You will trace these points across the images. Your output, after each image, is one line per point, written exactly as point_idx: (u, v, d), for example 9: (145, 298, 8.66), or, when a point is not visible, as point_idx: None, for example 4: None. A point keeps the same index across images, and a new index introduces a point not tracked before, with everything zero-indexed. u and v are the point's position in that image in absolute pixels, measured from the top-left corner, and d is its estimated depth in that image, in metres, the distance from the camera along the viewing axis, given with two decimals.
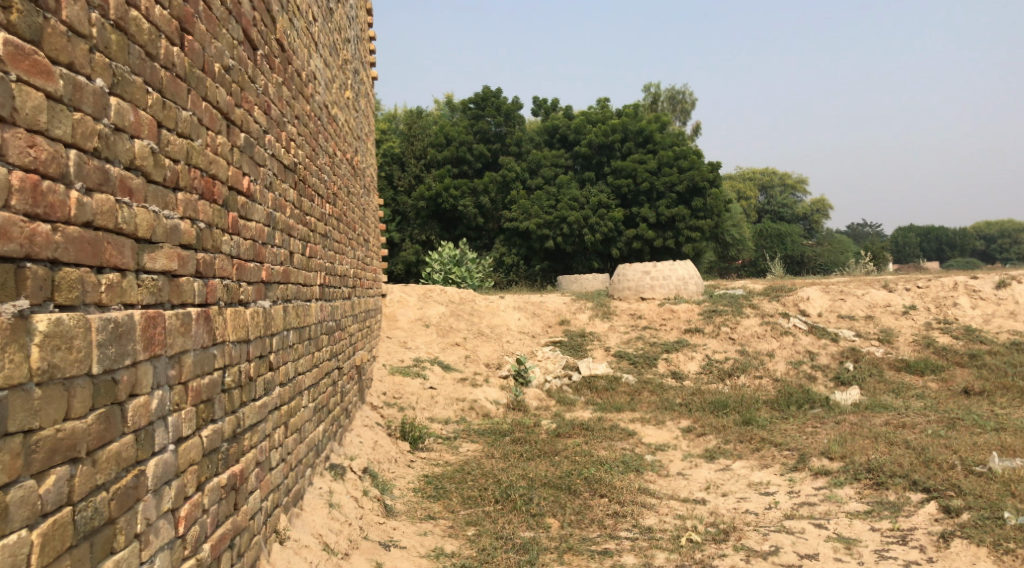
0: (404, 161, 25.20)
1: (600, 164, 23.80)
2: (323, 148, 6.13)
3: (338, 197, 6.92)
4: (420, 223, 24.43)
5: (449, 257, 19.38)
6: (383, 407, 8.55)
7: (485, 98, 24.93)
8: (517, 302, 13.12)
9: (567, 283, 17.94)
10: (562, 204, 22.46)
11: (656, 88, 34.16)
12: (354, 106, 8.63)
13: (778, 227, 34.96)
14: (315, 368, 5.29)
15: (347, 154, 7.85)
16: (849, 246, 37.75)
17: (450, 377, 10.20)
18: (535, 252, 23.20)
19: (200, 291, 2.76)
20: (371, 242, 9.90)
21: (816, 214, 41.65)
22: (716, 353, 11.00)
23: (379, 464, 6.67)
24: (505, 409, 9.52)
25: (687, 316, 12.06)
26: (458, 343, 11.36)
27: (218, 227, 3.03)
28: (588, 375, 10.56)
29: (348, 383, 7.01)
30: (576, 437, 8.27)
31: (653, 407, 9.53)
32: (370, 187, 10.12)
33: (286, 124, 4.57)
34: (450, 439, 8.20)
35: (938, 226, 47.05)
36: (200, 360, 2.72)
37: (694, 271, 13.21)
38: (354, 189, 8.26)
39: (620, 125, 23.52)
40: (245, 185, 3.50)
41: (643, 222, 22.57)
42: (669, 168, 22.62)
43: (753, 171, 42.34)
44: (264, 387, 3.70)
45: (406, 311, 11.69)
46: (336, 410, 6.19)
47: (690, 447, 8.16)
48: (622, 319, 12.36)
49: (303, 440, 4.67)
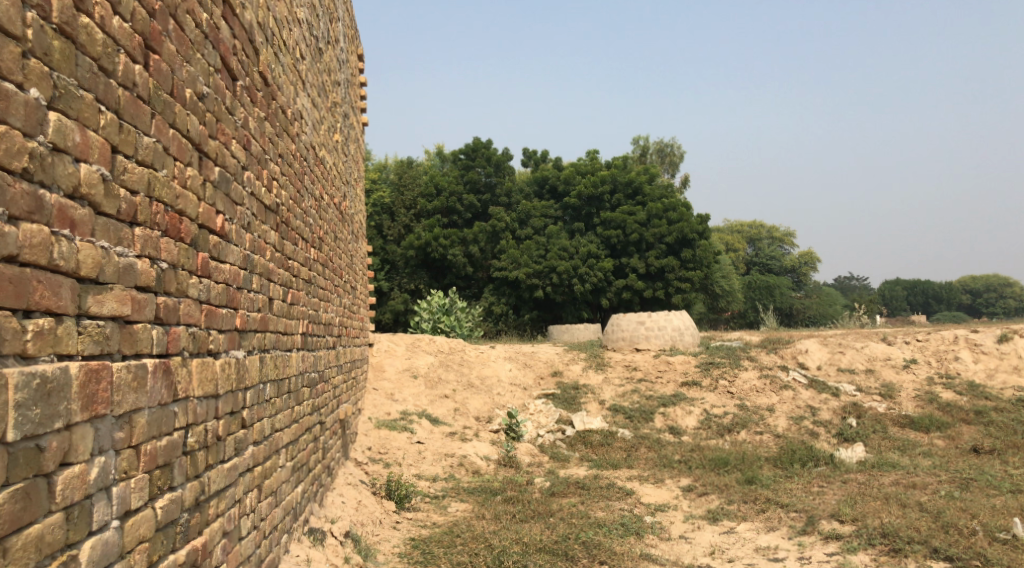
0: (394, 211, 25.07)
1: (590, 215, 23.75)
2: (309, 190, 5.86)
3: (324, 242, 6.62)
4: (409, 272, 24.13)
5: (437, 306, 19.10)
6: (368, 463, 8.09)
7: (476, 149, 24.98)
8: (507, 352, 12.76)
9: (559, 333, 17.60)
10: (551, 254, 22.29)
11: (645, 141, 34.48)
12: (343, 150, 8.42)
13: (768, 279, 34.90)
14: (295, 424, 4.88)
15: (335, 198, 7.60)
16: (838, 299, 37.78)
17: (438, 431, 9.76)
18: (526, 302, 22.93)
19: (159, 340, 2.43)
20: (359, 289, 9.57)
21: (805, 267, 41.71)
22: (715, 407, 10.62)
23: (362, 526, 6.20)
24: (496, 465, 9.09)
25: (683, 368, 11.72)
26: (447, 395, 10.95)
27: (184, 268, 2.73)
28: (582, 429, 10.15)
29: (331, 439, 6.59)
30: (571, 496, 7.84)
31: (651, 464, 9.11)
32: (358, 233, 9.85)
33: (267, 162, 4.31)
34: (437, 498, 7.74)
35: (924, 280, 47.31)
36: (157, 420, 2.35)
37: (689, 322, 12.92)
38: (341, 235, 7.98)
39: (610, 176, 23.54)
40: (219, 224, 3.22)
41: (634, 273, 22.39)
42: (659, 220, 22.53)
43: (741, 223, 42.54)
44: (234, 447, 3.31)
45: (393, 361, 11.29)
46: (317, 468, 5.76)
47: (691, 508, 7.75)
48: (616, 371, 11.99)
49: (279, 503, 4.25)
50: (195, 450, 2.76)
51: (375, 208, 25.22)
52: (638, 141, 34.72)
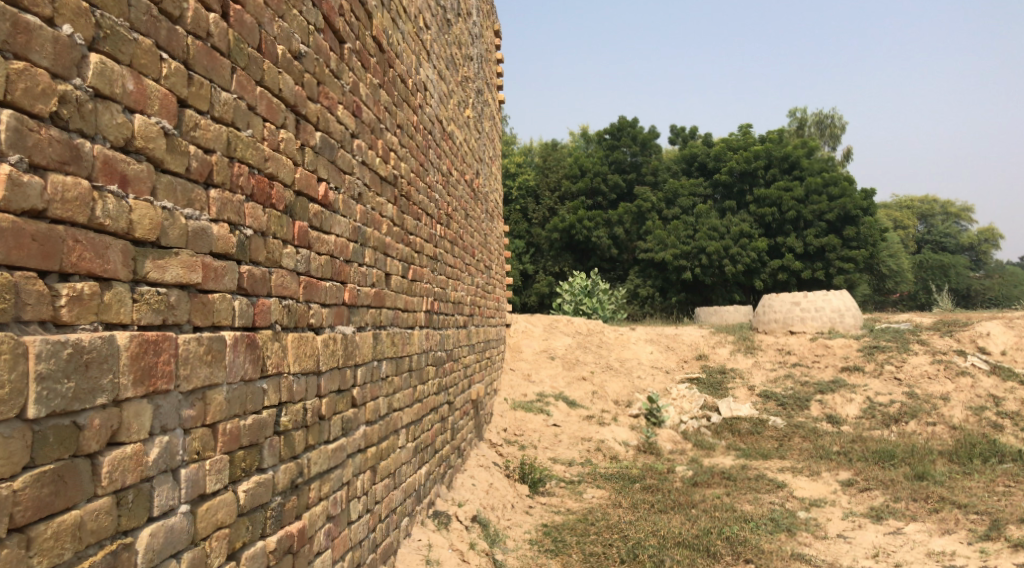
0: (538, 194, 24.99)
1: (742, 193, 22.39)
2: (435, 164, 5.72)
3: (452, 219, 6.48)
4: (552, 254, 23.94)
5: (579, 287, 18.82)
6: (502, 445, 7.95)
7: (620, 127, 24.30)
8: (649, 334, 12.21)
9: (706, 315, 16.73)
10: (701, 235, 21.33)
11: (803, 113, 32.12)
12: (476, 126, 8.27)
13: (942, 259, 31.60)
14: (418, 403, 4.76)
15: (466, 175, 7.46)
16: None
17: (575, 414, 9.46)
18: (671, 283, 22.08)
19: (242, 311, 2.30)
20: (494, 268, 9.44)
21: (987, 244, 37.49)
22: (880, 395, 9.55)
23: (492, 510, 6.01)
24: (635, 451, 8.66)
25: (845, 353, 10.67)
26: (585, 377, 10.61)
27: (275, 236, 2.60)
28: (729, 416, 9.47)
29: (461, 419, 6.45)
30: (715, 487, 7.28)
31: (807, 456, 8.32)
32: (493, 212, 9.71)
33: (383, 132, 4.15)
34: (573, 483, 7.45)
35: None
36: (238, 397, 2.23)
37: (851, 302, 11.76)
38: (473, 213, 7.84)
39: (762, 150, 22.09)
40: (321, 192, 3.08)
41: (789, 252, 20.97)
42: (817, 196, 20.97)
43: (912, 198, 38.85)
44: (342, 428, 3.18)
45: (530, 342, 11.12)
46: (445, 449, 5.63)
47: (851, 504, 6.89)
48: (768, 355, 11.12)
49: (398, 485, 4.12)
50: (291, 429, 2.63)
51: (518, 191, 25.24)
52: (794, 112, 32.41)
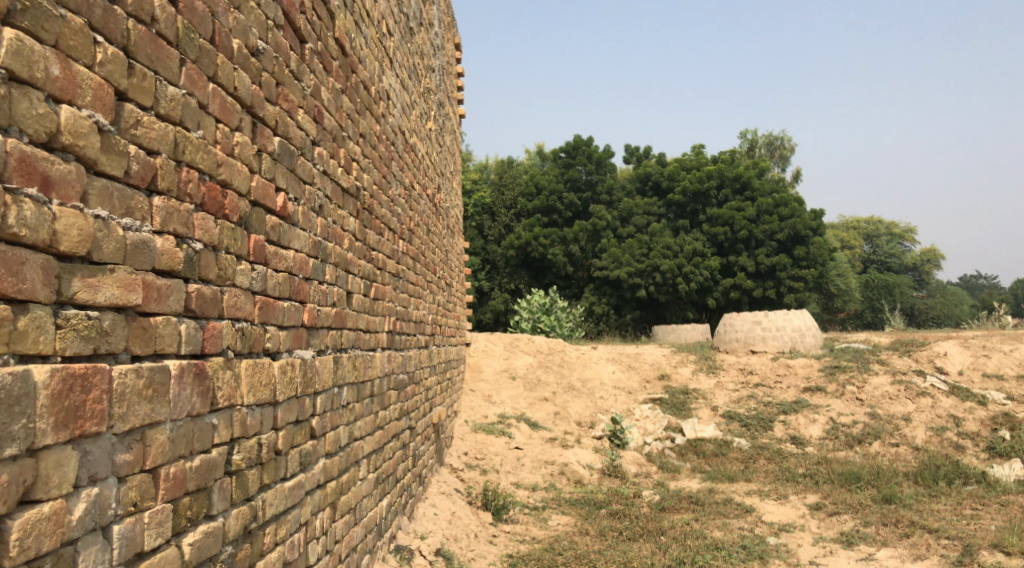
0: (495, 211, 24.80)
1: (696, 213, 22.59)
2: (397, 177, 5.46)
3: (415, 235, 6.21)
4: (509, 272, 23.73)
5: (537, 305, 18.67)
6: (464, 470, 7.67)
7: (576, 146, 24.26)
8: (611, 354, 12.05)
9: (664, 334, 16.70)
10: (654, 253, 21.36)
11: (754, 136, 32.69)
12: (438, 140, 8.03)
13: (886, 278, 32.37)
14: (380, 430, 4.47)
15: (428, 189, 7.21)
16: (965, 300, 34.83)
17: (538, 437, 9.22)
18: (627, 301, 22.09)
19: (189, 336, 2.01)
20: (455, 286, 9.17)
21: (928, 265, 38.67)
22: (842, 415, 9.55)
23: (456, 541, 5.72)
24: (600, 474, 8.45)
25: (805, 373, 10.68)
26: (547, 398, 10.40)
27: (228, 252, 2.32)
28: (693, 438, 9.34)
29: (423, 445, 6.16)
30: (683, 512, 7.10)
31: (772, 478, 8.22)
32: (453, 228, 9.45)
33: (346, 141, 3.90)
34: (538, 509, 7.20)
35: None
36: (183, 435, 1.93)
37: (811, 322, 11.81)
38: (435, 229, 7.58)
39: (715, 171, 22.34)
40: (279, 203, 2.80)
41: (741, 271, 21.22)
42: (769, 216, 21.39)
43: (857, 219, 39.82)
44: (299, 462, 2.90)
45: (491, 362, 10.87)
46: (407, 478, 5.34)
47: (819, 529, 6.78)
48: (730, 375, 11.07)
49: (359, 521, 3.82)
50: (244, 468, 2.34)
51: (475, 208, 25.04)
52: (746, 134, 32.97)
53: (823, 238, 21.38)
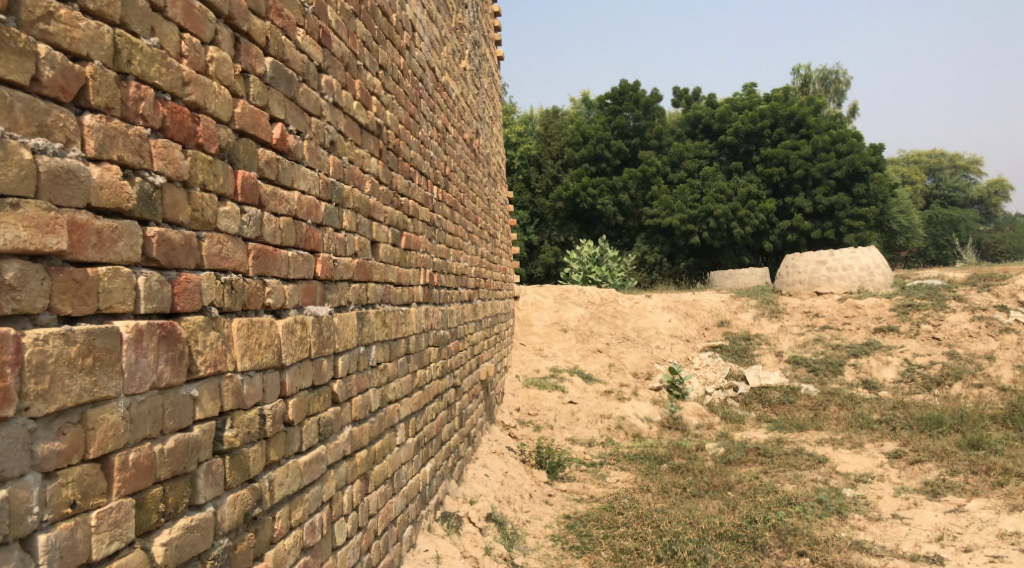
0: (541, 162, 24.13)
1: (748, 153, 21.51)
2: (427, 118, 5.01)
3: (451, 181, 5.79)
4: (558, 224, 23.20)
5: (588, 256, 18.17)
6: (517, 427, 7.36)
7: (622, 91, 23.20)
8: (666, 301, 11.51)
9: (721, 279, 16.04)
10: (707, 197, 20.52)
11: (807, 69, 30.91)
12: (473, 81, 7.53)
13: (952, 213, 30.59)
14: (419, 390, 4.13)
15: (465, 133, 6.75)
16: None
17: (593, 390, 8.82)
18: (679, 249, 21.38)
19: (152, 290, 1.64)
20: (500, 237, 8.75)
21: (997, 197, 36.57)
22: (919, 356, 8.88)
23: (508, 503, 5.41)
24: (659, 428, 8.04)
25: (877, 312, 9.98)
26: (600, 350, 10.01)
27: (206, 190, 1.93)
28: (757, 386, 8.82)
29: (470, 403, 5.83)
30: (751, 465, 6.66)
31: (845, 425, 7.68)
32: (495, 177, 8.99)
33: (361, 72, 3.46)
34: (595, 466, 6.85)
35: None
36: (149, 410, 1.59)
37: (881, 259, 11.02)
38: (474, 176, 7.13)
39: (768, 109, 21.22)
40: (275, 135, 2.40)
41: (798, 212, 20.25)
42: (826, 153, 20.23)
43: (919, 152, 37.73)
44: (317, 432, 2.55)
45: (541, 315, 10.49)
46: (453, 440, 5.01)
47: (901, 479, 6.25)
48: (794, 318, 10.43)
49: (397, 491, 3.51)
50: (240, 446, 1.99)
51: (521, 160, 24.41)
52: (798, 68, 31.18)
53: (885, 173, 20.20)
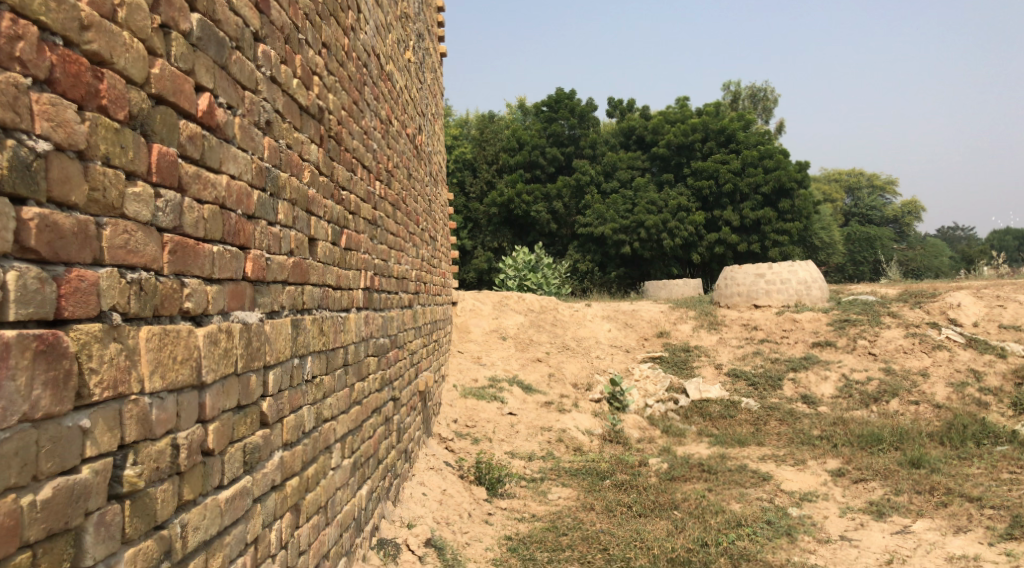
0: (476, 167, 23.57)
1: (680, 166, 21.74)
2: (371, 108, 4.63)
3: (394, 178, 5.42)
4: (492, 230, 22.91)
5: (523, 262, 17.91)
6: (454, 440, 7.00)
7: (559, 99, 23.12)
8: (606, 311, 11.35)
9: (655, 289, 16.05)
10: (639, 208, 20.65)
11: (737, 87, 31.70)
12: (417, 74, 7.16)
13: (868, 231, 31.78)
14: (357, 405, 3.75)
15: (407, 128, 6.37)
16: (944, 253, 34.60)
17: (532, 401, 8.54)
18: (611, 258, 21.42)
19: (27, 290, 1.26)
20: (439, 239, 8.38)
21: (909, 217, 38.31)
22: (856, 371, 8.95)
23: (447, 524, 5.05)
24: (601, 441, 7.82)
25: (813, 327, 10.05)
26: (540, 359, 9.74)
27: (111, 164, 1.53)
28: (698, 399, 8.72)
29: (408, 416, 5.46)
30: (695, 482, 6.50)
31: (786, 441, 7.63)
32: (436, 177, 8.62)
33: (303, 47, 3.07)
34: (535, 482, 6.57)
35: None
36: (13, 448, 1.21)
37: (817, 273, 11.14)
38: (416, 174, 6.75)
39: (700, 123, 21.51)
40: (200, 106, 2.00)
41: (726, 226, 20.54)
42: (754, 168, 20.52)
43: (838, 172, 39.20)
44: (241, 462, 2.16)
45: (479, 322, 10.16)
46: (391, 457, 4.63)
47: (845, 497, 6.20)
48: (733, 331, 10.41)
49: (331, 520, 3.12)
50: (144, 487, 1.59)
51: (457, 163, 24.02)
52: (729, 85, 31.88)
53: (809, 190, 20.68)
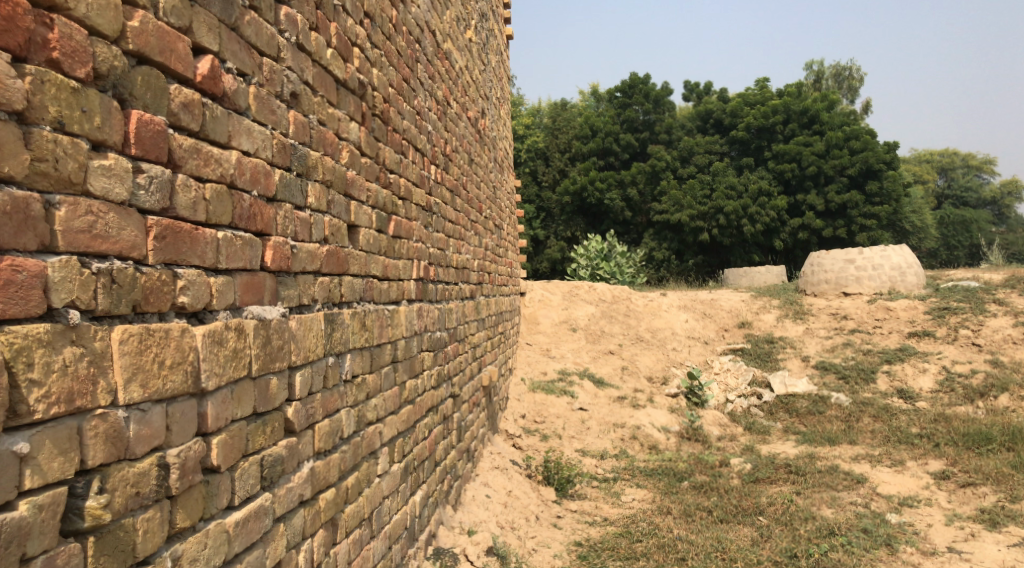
0: (548, 155, 23.14)
1: (759, 149, 20.78)
2: (425, 87, 4.35)
3: (453, 162, 5.14)
4: (565, 219, 22.48)
5: (596, 250, 17.45)
6: (522, 436, 6.70)
7: (631, 84, 22.43)
8: (682, 300, 10.81)
9: (735, 278, 15.33)
10: (717, 193, 19.82)
11: (820, 65, 30.15)
12: (480, 56, 6.86)
13: (963, 213, 29.69)
14: (408, 404, 3.48)
15: (469, 110, 6.08)
16: None
17: (604, 395, 8.15)
18: (687, 245, 20.68)
19: None
20: (506, 228, 8.08)
21: (1010, 198, 35.75)
22: (959, 363, 8.14)
23: (512, 529, 4.76)
24: (678, 439, 7.37)
25: (910, 315, 9.25)
26: (613, 351, 9.33)
27: (66, 131, 1.29)
28: (783, 394, 8.14)
29: (471, 413, 5.19)
30: (781, 484, 5.99)
31: (881, 440, 6.98)
32: (502, 163, 8.32)
33: (340, 15, 2.79)
34: (608, 482, 6.20)
35: None
36: None
37: (913, 258, 10.29)
38: (479, 160, 6.47)
39: (781, 104, 20.46)
40: (201, 68, 1.73)
41: (809, 210, 19.49)
42: (839, 151, 19.44)
43: (931, 151, 36.92)
44: (258, 476, 1.89)
45: (549, 313, 9.84)
46: (450, 458, 4.37)
47: (952, 504, 5.52)
48: (820, 321, 9.72)
49: (376, 532, 2.86)
50: (117, 516, 1.35)
51: (528, 153, 23.70)
52: (812, 63, 30.32)
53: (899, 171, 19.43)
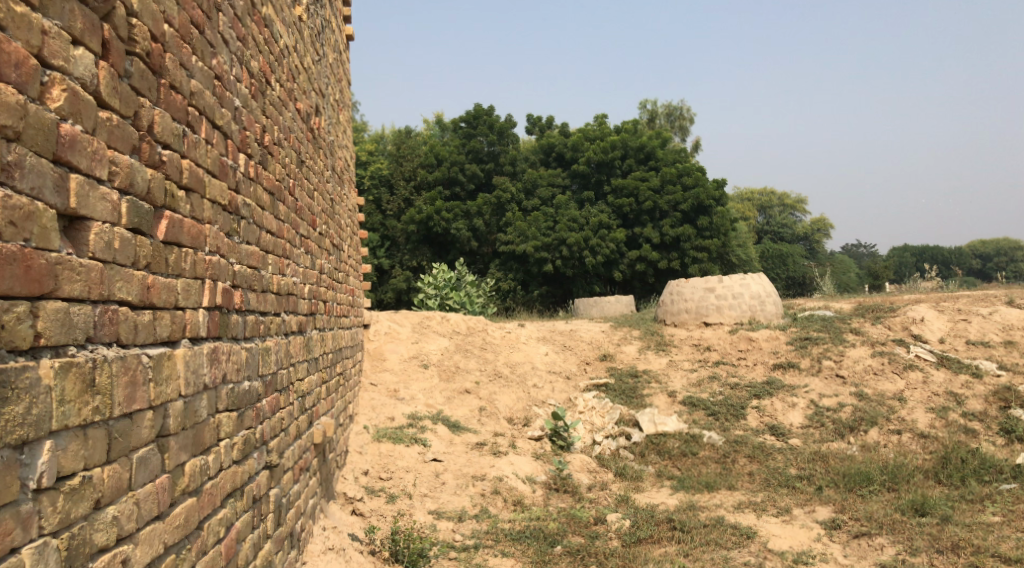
0: (393, 183, 22.08)
1: (600, 183, 20.83)
2: (230, 46, 3.19)
3: (273, 158, 3.98)
4: (410, 248, 21.30)
5: (443, 280, 16.31)
6: (364, 500, 5.53)
7: (478, 115, 21.85)
8: (541, 332, 10.06)
9: (585, 308, 14.89)
10: (562, 225, 19.52)
11: (653, 106, 31.38)
12: (313, 44, 5.73)
13: (781, 248, 31.72)
14: (186, 498, 2.30)
15: (298, 103, 4.94)
16: (852, 269, 35.14)
17: (461, 442, 7.13)
18: (533, 276, 20.19)
19: None
20: (346, 250, 6.90)
21: (819, 234, 38.86)
22: (825, 397, 7.88)
23: None
24: (545, 491, 6.48)
25: (772, 346, 9.00)
26: (469, 389, 8.34)
27: None
28: (653, 434, 7.50)
29: (295, 484, 3.99)
30: (666, 545, 5.20)
31: (761, 484, 6.45)
32: (341, 177, 7.18)
33: None
34: (468, 552, 5.16)
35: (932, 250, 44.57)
36: None
37: (771, 287, 10.14)
38: (311, 164, 5.31)
39: (619, 140, 20.70)
40: None
41: (647, 243, 19.68)
42: (673, 186, 19.86)
43: (751, 191, 39.47)
44: None
45: (396, 348, 8.71)
46: (261, 556, 3.17)
47: (849, 560, 4.96)
48: (682, 353, 9.31)
49: None
50: None
51: (372, 180, 22.48)
52: (647, 104, 31.44)
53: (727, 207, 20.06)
